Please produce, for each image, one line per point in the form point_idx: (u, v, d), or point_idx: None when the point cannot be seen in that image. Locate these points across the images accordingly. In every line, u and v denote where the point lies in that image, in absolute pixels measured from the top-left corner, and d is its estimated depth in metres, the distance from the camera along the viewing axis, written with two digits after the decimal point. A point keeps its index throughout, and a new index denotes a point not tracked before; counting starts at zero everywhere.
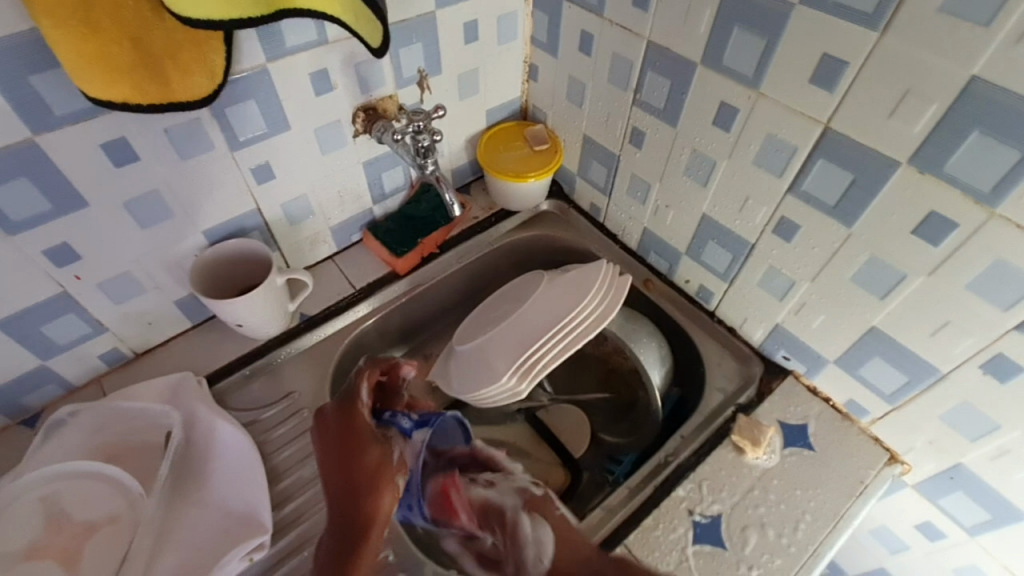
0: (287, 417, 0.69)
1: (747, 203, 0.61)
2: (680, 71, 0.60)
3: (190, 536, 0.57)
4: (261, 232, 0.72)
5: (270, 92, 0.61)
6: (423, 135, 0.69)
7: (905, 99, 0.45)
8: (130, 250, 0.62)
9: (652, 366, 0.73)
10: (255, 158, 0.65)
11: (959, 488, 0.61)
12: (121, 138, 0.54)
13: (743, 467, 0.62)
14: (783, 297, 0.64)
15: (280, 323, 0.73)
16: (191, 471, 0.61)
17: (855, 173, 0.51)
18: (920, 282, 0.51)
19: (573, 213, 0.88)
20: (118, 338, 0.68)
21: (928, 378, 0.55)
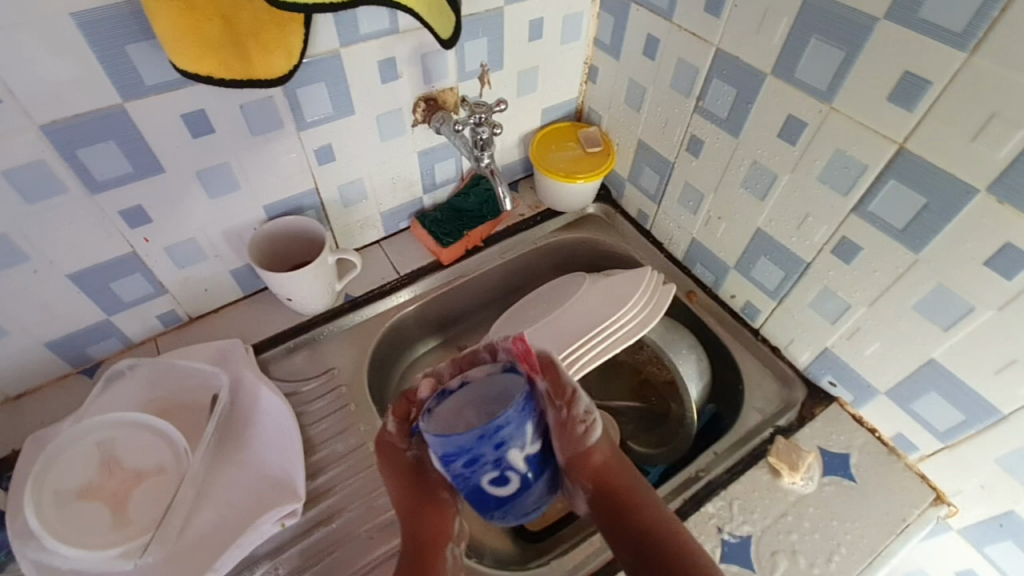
0: (325, 392, 0.71)
1: (807, 220, 0.60)
2: (748, 80, 0.59)
3: (229, 494, 0.60)
4: (316, 211, 0.74)
5: (340, 76, 0.63)
6: (483, 127, 0.69)
7: (990, 123, 0.43)
8: (197, 218, 0.65)
9: (691, 378, 0.71)
10: (319, 139, 0.67)
11: (1009, 536, 0.58)
12: (200, 111, 0.57)
13: (778, 491, 0.60)
14: (836, 320, 0.61)
15: (326, 302, 0.75)
16: (234, 433, 0.64)
17: (928, 197, 0.49)
18: (989, 316, 0.49)
19: (620, 218, 0.88)
20: (176, 300, 0.71)
21: (986, 418, 0.53)
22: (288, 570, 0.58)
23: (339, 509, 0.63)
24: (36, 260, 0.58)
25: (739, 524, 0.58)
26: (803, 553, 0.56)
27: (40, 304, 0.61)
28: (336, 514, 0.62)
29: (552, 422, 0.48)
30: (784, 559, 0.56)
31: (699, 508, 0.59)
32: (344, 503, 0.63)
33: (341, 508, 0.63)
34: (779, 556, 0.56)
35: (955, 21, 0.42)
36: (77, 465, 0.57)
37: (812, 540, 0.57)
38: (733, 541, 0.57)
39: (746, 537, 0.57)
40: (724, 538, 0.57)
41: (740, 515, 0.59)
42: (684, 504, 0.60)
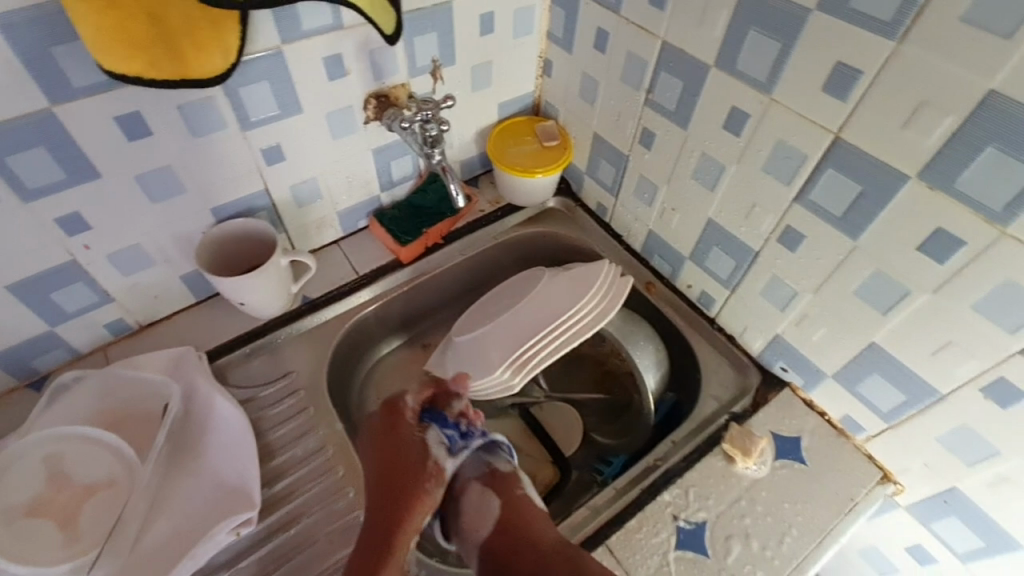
0: (283, 396, 0.70)
1: (754, 210, 0.61)
2: (693, 73, 0.59)
3: (183, 504, 0.58)
4: (268, 213, 0.72)
5: (283, 74, 0.61)
6: (431, 125, 0.69)
7: (920, 111, 0.44)
8: (141, 223, 0.63)
9: (647, 369, 0.72)
10: (266, 139, 0.65)
11: (954, 513, 0.58)
12: (136, 113, 0.55)
13: (732, 476, 0.62)
14: (784, 308, 0.63)
15: (281, 305, 0.74)
16: (187, 441, 0.62)
17: (863, 185, 0.50)
18: (924, 300, 0.50)
19: (580, 211, 0.88)
20: (125, 309, 0.69)
21: (926, 399, 0.54)
22: None
23: (299, 515, 0.62)
24: None
25: (694, 510, 0.59)
26: (755, 536, 0.58)
27: None
28: (296, 519, 0.62)
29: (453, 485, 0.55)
30: (737, 543, 0.57)
31: (656, 497, 0.60)
32: (305, 508, 0.63)
33: (302, 513, 0.62)
34: (733, 540, 0.57)
35: (884, 10, 0.43)
36: (23, 480, 0.56)
37: (764, 523, 0.58)
38: (688, 527, 0.58)
39: (701, 523, 0.58)
40: (680, 525, 0.58)
41: (695, 502, 0.60)
42: (642, 493, 0.61)
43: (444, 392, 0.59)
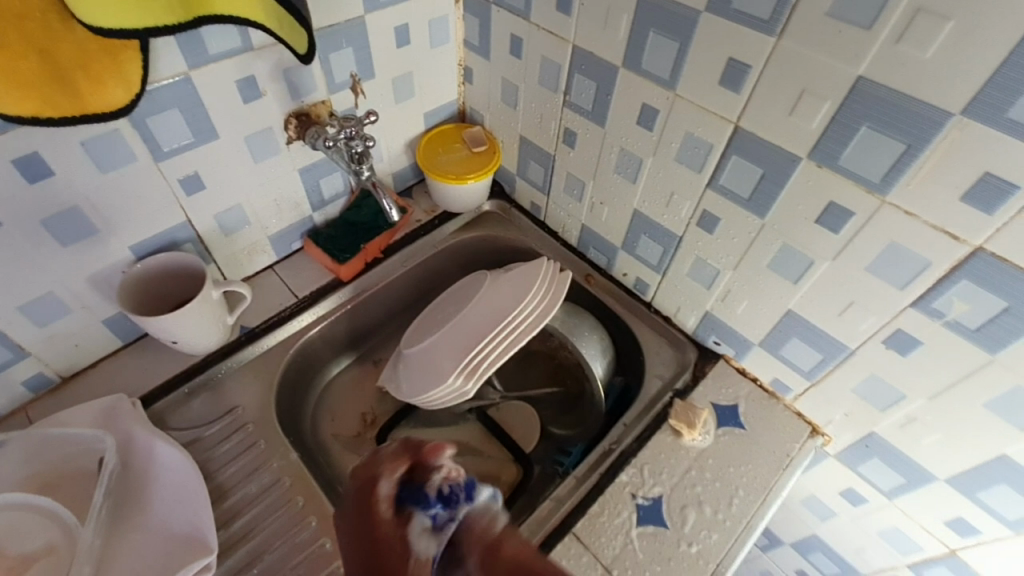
0: (230, 433, 0.68)
1: (673, 198, 0.65)
2: (605, 74, 0.63)
3: (133, 561, 0.55)
4: (194, 244, 0.70)
5: (194, 101, 0.59)
6: (355, 141, 0.69)
7: (803, 98, 0.48)
8: (51, 270, 0.59)
9: (594, 359, 0.75)
10: (182, 169, 0.63)
11: (875, 454, 0.64)
12: (33, 154, 0.52)
13: (681, 449, 0.65)
14: (711, 286, 0.67)
15: (219, 338, 0.71)
16: (130, 496, 0.59)
17: (764, 168, 0.54)
18: (826, 266, 0.55)
19: (515, 212, 0.90)
20: (42, 362, 0.64)
21: (839, 355, 0.59)
22: None
23: (260, 552, 0.60)
24: None
25: (650, 486, 0.63)
26: (707, 502, 0.62)
27: None
28: (258, 558, 0.60)
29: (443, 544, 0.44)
30: (692, 511, 0.61)
31: (613, 480, 0.63)
32: (266, 544, 0.61)
33: (263, 550, 0.61)
34: (688, 509, 0.61)
35: (762, 9, 0.47)
36: None
37: (714, 488, 0.63)
38: (646, 504, 0.61)
39: (657, 498, 0.62)
40: (638, 502, 0.61)
41: (650, 479, 0.63)
42: (600, 479, 0.63)
43: (419, 462, 0.45)
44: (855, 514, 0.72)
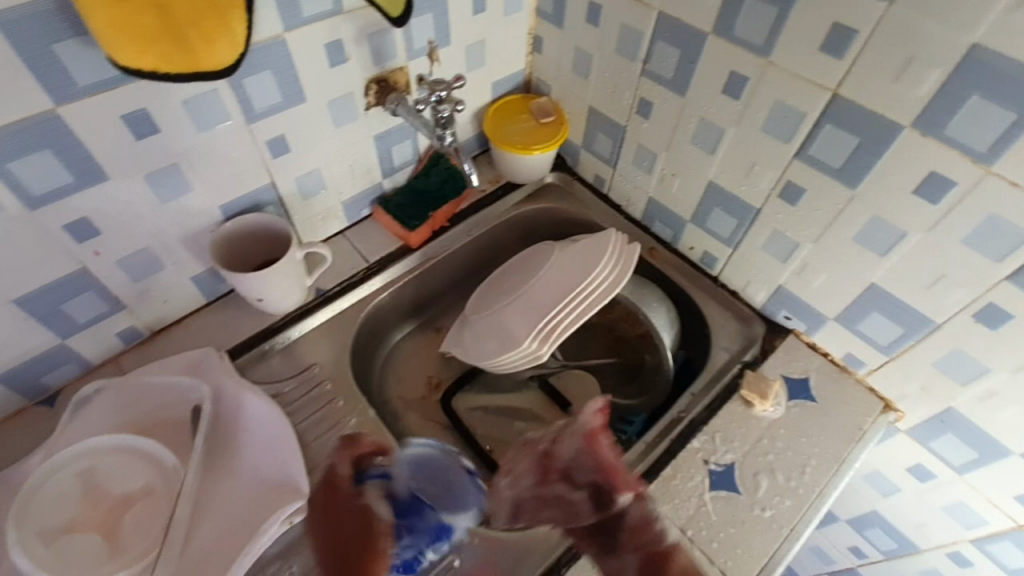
0: (309, 389, 0.71)
1: (754, 169, 0.64)
2: (691, 41, 0.62)
3: (225, 506, 0.59)
4: (276, 206, 0.71)
5: (286, 62, 0.60)
6: (445, 105, 0.70)
7: (910, 65, 0.48)
8: (149, 225, 0.61)
9: (663, 327, 0.76)
10: (271, 130, 0.64)
11: (949, 430, 0.64)
12: (142, 110, 0.54)
13: (752, 419, 0.66)
14: (787, 259, 0.67)
15: (298, 298, 0.73)
16: (221, 445, 0.62)
17: (860, 137, 0.54)
18: (918, 238, 0.54)
19: (577, 184, 0.90)
20: (135, 315, 0.67)
21: (922, 328, 0.59)
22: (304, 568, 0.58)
23: None
24: None
25: (722, 453, 0.64)
26: (780, 470, 0.63)
27: None
28: None
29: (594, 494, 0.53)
30: (764, 478, 0.62)
31: (686, 445, 0.64)
32: None
33: None
34: (760, 476, 0.62)
35: None
36: (59, 499, 0.55)
37: (786, 458, 0.63)
38: (719, 469, 0.63)
39: (730, 465, 0.63)
40: (711, 468, 0.63)
41: (722, 446, 0.64)
42: (672, 444, 0.64)
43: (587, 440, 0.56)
44: (920, 490, 0.72)
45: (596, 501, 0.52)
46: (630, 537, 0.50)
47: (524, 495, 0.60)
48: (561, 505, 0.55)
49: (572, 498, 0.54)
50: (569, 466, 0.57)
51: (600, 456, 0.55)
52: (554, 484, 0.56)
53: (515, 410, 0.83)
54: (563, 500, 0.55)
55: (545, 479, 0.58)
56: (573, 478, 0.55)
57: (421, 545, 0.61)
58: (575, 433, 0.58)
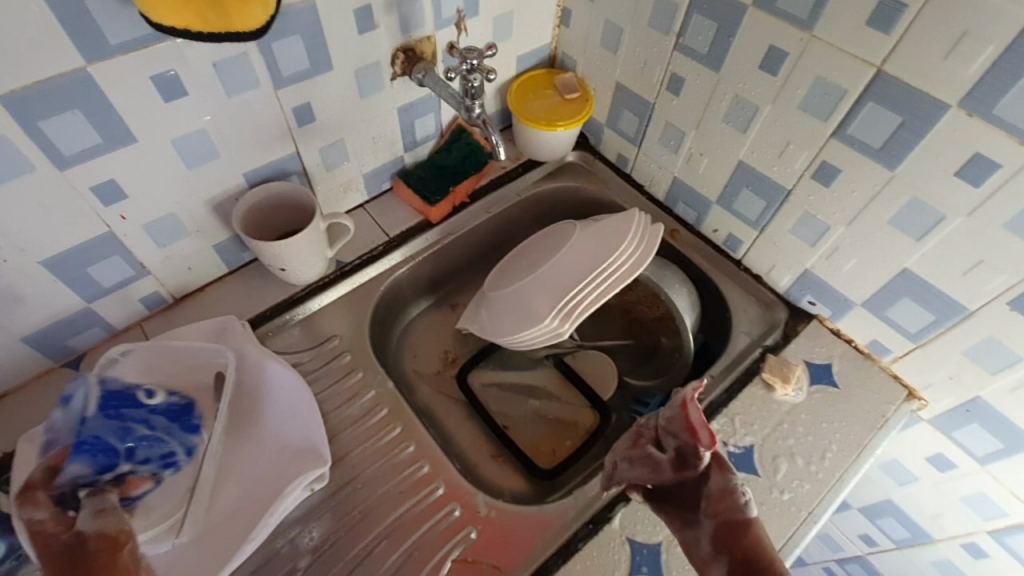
0: (329, 360, 0.71)
1: (787, 149, 0.63)
2: (729, 14, 0.60)
3: (249, 470, 0.59)
4: (299, 176, 0.71)
5: (315, 28, 0.59)
6: (475, 75, 0.68)
7: (963, 40, 0.46)
8: (175, 191, 0.61)
9: (685, 309, 0.75)
10: (297, 98, 0.64)
11: (975, 420, 0.63)
12: (171, 71, 0.53)
13: (773, 403, 0.66)
14: (815, 242, 0.66)
15: (320, 270, 0.73)
16: (244, 411, 0.63)
17: (903, 115, 0.52)
18: (958, 222, 0.53)
19: (599, 164, 0.89)
20: (159, 281, 0.68)
21: (955, 315, 0.58)
22: (323, 533, 0.59)
23: (361, 471, 0.63)
24: (5, 248, 0.54)
25: (742, 436, 0.63)
26: (800, 454, 0.62)
27: (15, 296, 0.57)
28: (359, 476, 0.63)
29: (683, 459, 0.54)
30: (784, 461, 0.62)
31: None
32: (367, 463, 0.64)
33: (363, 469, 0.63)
34: (780, 459, 0.62)
35: None
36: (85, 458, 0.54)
37: (807, 442, 0.63)
38: (738, 451, 0.62)
39: (749, 447, 0.63)
40: (730, 450, 0.62)
41: (742, 429, 0.64)
42: None
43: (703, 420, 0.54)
44: (939, 480, 0.72)
45: (680, 462, 0.54)
46: (712, 502, 0.52)
47: (617, 458, 0.59)
48: (648, 464, 0.56)
49: (658, 461, 0.55)
50: (659, 431, 0.57)
51: (689, 419, 0.54)
52: (641, 449, 0.57)
53: (531, 388, 0.83)
54: (650, 459, 0.56)
55: (637, 442, 0.58)
56: (662, 441, 0.56)
57: (438, 518, 0.60)
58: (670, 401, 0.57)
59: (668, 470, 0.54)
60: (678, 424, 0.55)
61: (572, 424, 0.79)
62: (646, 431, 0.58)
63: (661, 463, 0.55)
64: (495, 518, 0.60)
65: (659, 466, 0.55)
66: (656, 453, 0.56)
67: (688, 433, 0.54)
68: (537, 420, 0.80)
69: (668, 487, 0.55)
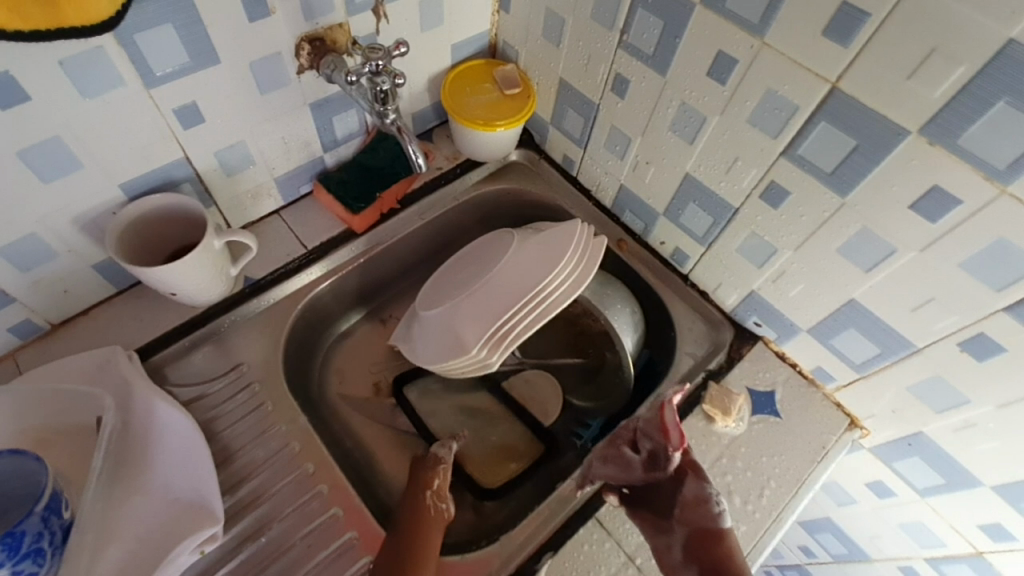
0: (235, 392, 0.64)
1: (736, 164, 0.57)
2: (676, 11, 0.53)
3: (137, 529, 0.51)
4: (193, 184, 0.62)
5: (189, 15, 0.49)
6: (382, 77, 0.59)
7: (929, 60, 0.40)
8: (30, 209, 0.52)
9: (624, 330, 0.70)
10: (178, 97, 0.54)
11: (916, 453, 0.61)
12: (2, 73, 0.43)
13: (713, 435, 0.62)
14: (763, 264, 0.61)
15: (222, 290, 0.65)
16: (128, 459, 0.54)
17: (858, 139, 0.47)
18: (910, 258, 0.49)
19: (544, 164, 0.82)
20: (27, 309, 0.59)
21: (902, 351, 0.54)
22: None
23: (269, 520, 0.57)
24: None
25: None
26: (738, 492, 0.59)
27: None
28: (267, 525, 0.57)
29: (655, 462, 0.55)
30: (722, 500, 0.59)
31: None
32: (275, 511, 0.58)
33: (271, 518, 0.58)
34: None
35: None
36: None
37: (745, 478, 0.60)
38: None
39: None
40: None
41: None
42: None
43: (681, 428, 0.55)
44: (877, 505, 0.71)
45: (651, 464, 0.55)
46: (685, 510, 0.53)
47: (591, 456, 0.59)
48: (620, 464, 0.57)
49: (631, 462, 0.56)
50: (636, 432, 0.58)
51: (665, 420, 0.56)
52: (618, 450, 0.58)
53: (474, 406, 0.78)
54: (623, 459, 0.57)
55: (613, 442, 0.59)
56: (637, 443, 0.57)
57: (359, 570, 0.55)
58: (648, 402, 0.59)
59: (640, 472, 0.56)
60: (653, 425, 0.57)
61: (519, 441, 0.75)
62: (623, 432, 0.59)
63: (633, 464, 0.56)
64: None
65: (635, 466, 0.56)
66: (632, 455, 0.57)
67: (662, 437, 0.55)
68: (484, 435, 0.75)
69: (639, 487, 0.56)
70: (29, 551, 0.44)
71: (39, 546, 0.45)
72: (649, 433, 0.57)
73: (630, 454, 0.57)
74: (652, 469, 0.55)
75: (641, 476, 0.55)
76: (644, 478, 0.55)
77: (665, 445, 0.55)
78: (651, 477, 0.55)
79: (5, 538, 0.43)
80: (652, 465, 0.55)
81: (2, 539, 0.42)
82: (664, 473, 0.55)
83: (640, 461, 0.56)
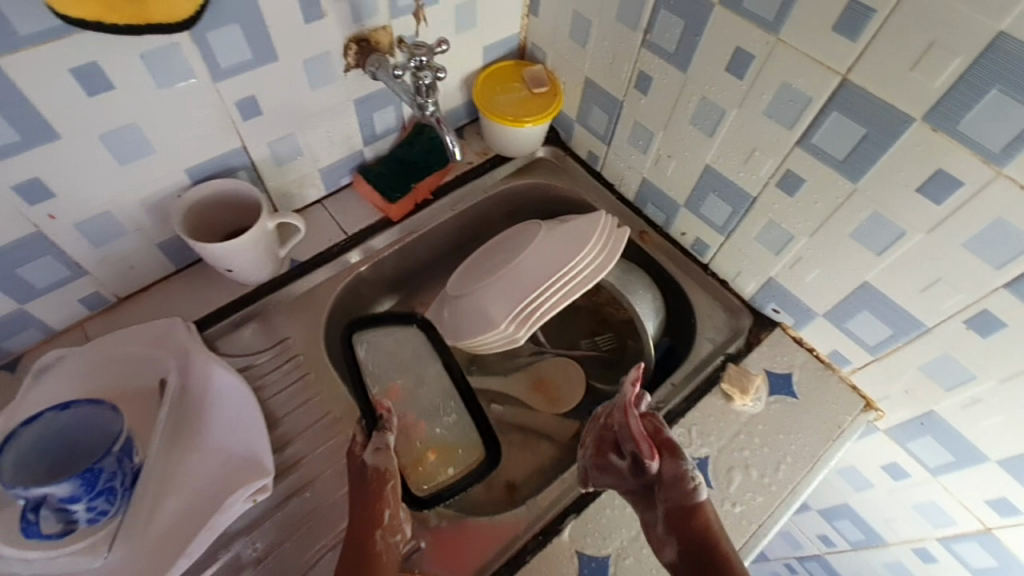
0: (281, 363, 0.69)
1: (753, 155, 0.61)
2: (696, 11, 0.57)
3: (193, 481, 0.57)
4: (247, 171, 0.68)
5: (254, 15, 0.55)
6: (425, 72, 0.64)
7: (930, 51, 0.44)
8: (107, 188, 0.58)
9: (647, 315, 0.74)
10: (240, 90, 0.60)
11: (928, 433, 0.63)
12: (93, 64, 0.49)
13: (730, 413, 0.65)
14: (780, 251, 0.65)
15: (270, 270, 0.70)
16: (187, 419, 0.60)
17: (867, 127, 0.50)
18: (918, 239, 0.52)
19: (569, 160, 0.86)
20: (98, 282, 0.64)
21: (912, 331, 0.57)
22: (268, 544, 0.58)
23: (311, 480, 0.62)
24: None
25: (697, 447, 0.63)
26: (754, 466, 0.62)
27: None
28: (309, 484, 0.62)
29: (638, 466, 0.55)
30: (738, 473, 0.61)
31: None
32: (316, 472, 0.62)
33: (313, 478, 0.62)
34: (734, 471, 0.61)
35: None
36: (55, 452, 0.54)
37: (762, 453, 0.63)
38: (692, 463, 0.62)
39: (704, 458, 0.62)
40: None
41: (698, 439, 0.63)
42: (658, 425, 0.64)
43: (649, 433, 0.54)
44: (892, 487, 0.73)
45: (636, 469, 0.55)
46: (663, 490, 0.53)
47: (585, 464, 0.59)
48: (612, 473, 0.56)
49: (619, 469, 0.56)
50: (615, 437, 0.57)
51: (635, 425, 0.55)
52: (602, 458, 0.57)
53: (449, 388, 0.74)
54: (614, 468, 0.56)
55: (599, 451, 0.58)
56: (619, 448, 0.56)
57: None
58: (617, 404, 0.58)
59: (631, 478, 0.55)
60: (626, 431, 0.56)
61: (470, 435, 0.71)
62: (605, 438, 0.58)
63: (621, 471, 0.56)
64: (445, 529, 0.60)
65: (623, 472, 0.56)
66: (617, 463, 0.56)
67: (638, 447, 0.54)
68: (446, 423, 0.72)
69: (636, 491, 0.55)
70: (103, 489, 0.50)
71: (111, 484, 0.50)
72: (623, 436, 0.56)
73: (615, 463, 0.56)
74: (637, 471, 0.55)
75: (632, 480, 0.55)
76: (634, 481, 0.55)
77: (641, 452, 0.54)
78: (637, 478, 0.55)
79: (86, 473, 0.48)
80: (637, 470, 0.55)
81: (81, 475, 0.47)
82: (646, 472, 0.54)
83: (625, 467, 0.55)
